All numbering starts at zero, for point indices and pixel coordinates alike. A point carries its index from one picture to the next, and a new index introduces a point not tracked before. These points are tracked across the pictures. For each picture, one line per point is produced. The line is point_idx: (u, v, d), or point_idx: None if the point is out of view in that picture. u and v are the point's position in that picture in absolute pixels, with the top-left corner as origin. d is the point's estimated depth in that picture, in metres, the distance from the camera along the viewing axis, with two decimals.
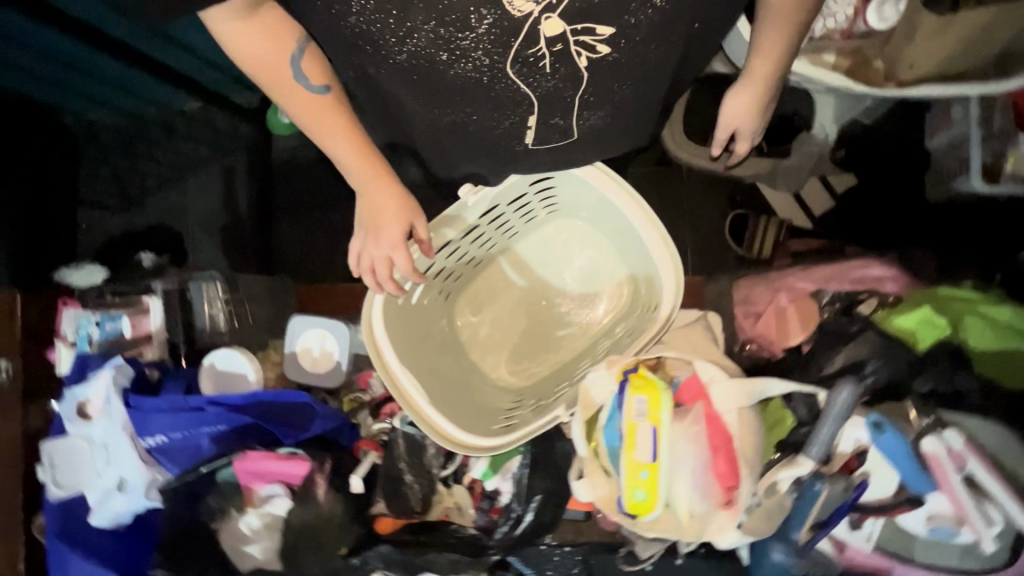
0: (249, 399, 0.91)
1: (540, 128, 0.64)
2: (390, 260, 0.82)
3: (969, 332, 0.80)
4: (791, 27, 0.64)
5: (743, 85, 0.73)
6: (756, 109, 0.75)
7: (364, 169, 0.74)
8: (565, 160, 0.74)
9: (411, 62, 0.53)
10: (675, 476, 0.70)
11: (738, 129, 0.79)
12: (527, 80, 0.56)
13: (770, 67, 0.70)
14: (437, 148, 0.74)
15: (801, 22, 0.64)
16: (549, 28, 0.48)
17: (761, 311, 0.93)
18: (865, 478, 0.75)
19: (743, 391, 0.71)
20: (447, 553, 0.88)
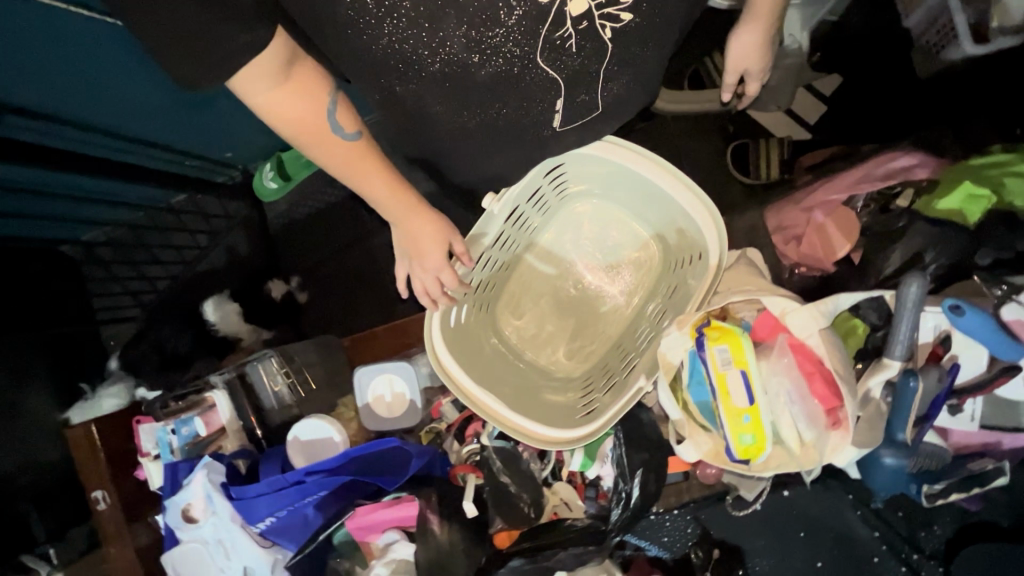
0: (343, 458, 0.92)
1: (568, 109, 0.66)
2: (440, 280, 0.85)
3: (1013, 195, 0.83)
4: None
5: (749, 22, 0.72)
6: (763, 45, 0.75)
7: (398, 202, 0.75)
8: (586, 139, 0.75)
9: (447, 70, 0.57)
10: (777, 412, 0.71)
11: (747, 72, 0.78)
12: (554, 64, 0.58)
13: (773, 1, 0.69)
14: (465, 155, 0.75)
15: None
16: (575, 7, 0.52)
17: (800, 233, 0.94)
18: (955, 362, 0.77)
19: (819, 312, 0.71)
20: (571, 549, 0.91)
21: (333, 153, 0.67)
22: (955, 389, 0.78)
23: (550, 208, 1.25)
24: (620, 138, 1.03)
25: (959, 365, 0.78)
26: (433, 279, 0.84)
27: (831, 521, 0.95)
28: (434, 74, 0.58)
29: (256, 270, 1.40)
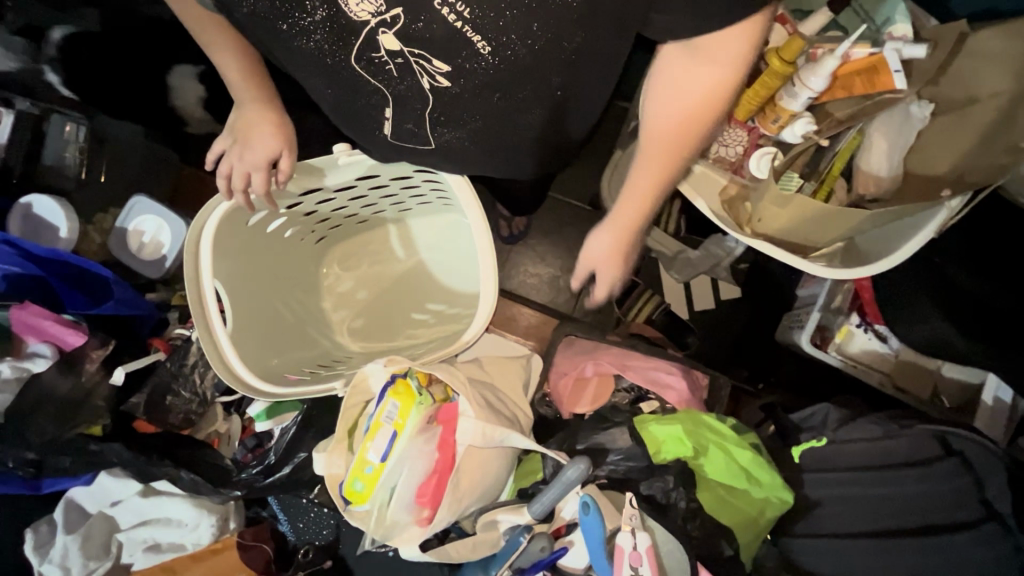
0: (51, 256, 0.86)
1: (396, 125, 0.75)
2: (248, 176, 0.82)
3: (707, 460, 0.89)
4: (661, 179, 0.68)
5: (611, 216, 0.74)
6: (623, 249, 0.77)
7: (246, 88, 0.79)
8: (429, 162, 0.85)
9: (254, 19, 0.63)
10: (394, 484, 0.74)
11: (598, 273, 0.79)
12: (378, 78, 0.66)
13: (635, 216, 0.73)
14: (309, 91, 0.76)
15: (668, 178, 0.68)
16: (387, 41, 0.59)
17: (567, 373, 1.01)
18: (564, 545, 0.83)
19: (485, 434, 0.74)
20: (190, 473, 0.89)
21: (184, 9, 0.72)
22: (556, 565, 0.83)
23: (431, 206, 1.23)
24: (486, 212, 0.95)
25: (568, 549, 0.83)
26: (241, 169, 0.81)
27: None
28: (246, 15, 0.63)
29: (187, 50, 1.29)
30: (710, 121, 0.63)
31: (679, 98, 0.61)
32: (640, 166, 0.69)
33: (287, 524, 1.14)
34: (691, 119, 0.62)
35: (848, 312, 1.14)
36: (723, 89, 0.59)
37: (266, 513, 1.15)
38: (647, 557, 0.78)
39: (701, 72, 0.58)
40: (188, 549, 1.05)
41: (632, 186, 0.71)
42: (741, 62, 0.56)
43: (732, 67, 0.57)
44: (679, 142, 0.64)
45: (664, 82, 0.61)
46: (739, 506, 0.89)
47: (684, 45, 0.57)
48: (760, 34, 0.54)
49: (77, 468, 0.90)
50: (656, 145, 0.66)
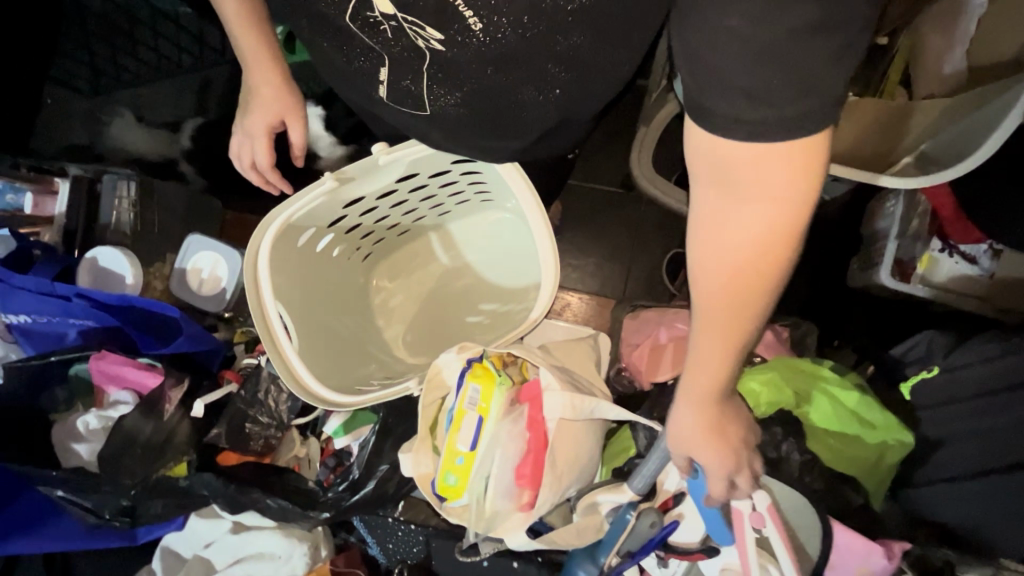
0: (120, 304, 0.88)
1: (394, 85, 0.75)
2: (251, 146, 0.90)
3: (811, 407, 0.83)
4: (734, 338, 0.53)
5: (682, 398, 0.59)
6: (710, 430, 0.60)
7: (259, 64, 0.83)
8: (426, 133, 0.84)
9: None
10: (488, 472, 0.70)
11: (696, 455, 0.63)
12: (372, 37, 0.67)
13: (710, 388, 0.57)
14: (325, 61, 0.79)
15: (743, 337, 0.54)
16: (381, 4, 0.60)
17: (639, 343, 0.97)
18: (675, 519, 0.77)
19: (573, 406, 0.70)
20: (278, 499, 0.89)
21: None
22: (667, 544, 0.78)
23: (469, 206, 1.22)
24: (535, 188, 0.94)
25: (679, 524, 0.78)
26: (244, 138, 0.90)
27: None
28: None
29: (224, 101, 1.33)
30: (773, 272, 0.51)
31: (733, 236, 0.51)
32: (700, 340, 0.55)
33: (376, 546, 1.12)
34: (751, 266, 0.51)
35: (928, 237, 1.06)
36: (788, 222, 0.49)
37: (354, 538, 1.13)
38: (768, 517, 0.72)
39: (753, 205, 0.49)
40: None
41: (696, 364, 0.56)
42: (797, 188, 0.47)
43: (788, 191, 0.48)
44: (743, 295, 0.52)
45: (707, 224, 0.52)
46: (858, 452, 0.81)
47: (720, 175, 0.49)
48: (815, 153, 0.46)
49: (168, 510, 0.91)
50: (715, 309, 0.53)
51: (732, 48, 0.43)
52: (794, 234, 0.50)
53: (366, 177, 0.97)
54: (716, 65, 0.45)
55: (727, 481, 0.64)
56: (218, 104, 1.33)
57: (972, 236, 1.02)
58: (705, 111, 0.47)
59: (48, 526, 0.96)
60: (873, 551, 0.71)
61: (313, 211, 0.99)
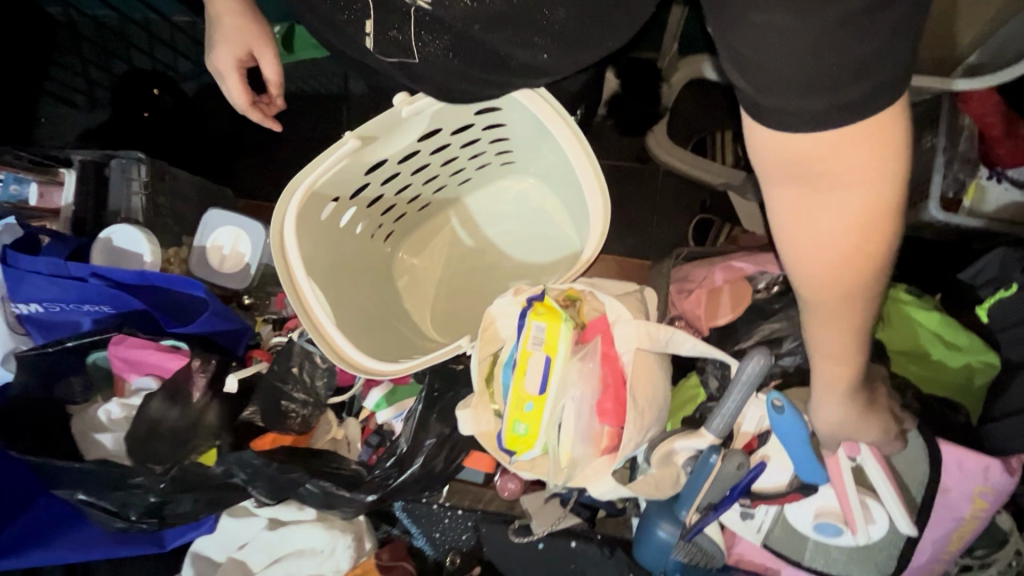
0: (140, 281, 0.82)
1: (379, 35, 0.72)
2: (222, 82, 0.86)
3: (886, 331, 0.79)
4: (861, 322, 0.45)
5: (821, 389, 0.53)
6: (849, 411, 0.55)
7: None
8: (436, 87, 0.80)
9: None
10: (560, 416, 0.65)
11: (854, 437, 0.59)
12: None
13: (847, 372, 0.50)
14: (325, 15, 0.75)
15: (868, 317, 0.45)
16: None
17: (694, 288, 0.90)
18: (762, 460, 0.70)
19: (649, 336, 0.65)
20: (321, 482, 0.82)
21: None
22: (752, 490, 0.71)
23: (490, 171, 1.17)
24: (568, 116, 0.94)
25: (766, 466, 0.71)
26: (213, 72, 0.85)
27: None
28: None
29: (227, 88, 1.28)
30: (890, 245, 0.41)
31: (826, 240, 0.41)
32: (821, 338, 0.48)
33: (423, 537, 1.05)
34: (862, 259, 0.41)
35: (976, 164, 1.02)
36: (891, 193, 0.38)
37: (398, 530, 1.06)
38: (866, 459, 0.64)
39: (844, 193, 0.39)
40: None
41: (827, 362, 0.50)
42: (890, 160, 0.37)
43: (880, 165, 0.37)
44: (863, 284, 0.42)
45: (793, 229, 0.42)
46: (943, 376, 0.77)
47: (790, 174, 0.39)
48: (890, 116, 0.36)
49: (199, 507, 0.84)
50: (830, 308, 0.45)
51: (783, 53, 0.34)
52: (892, 204, 0.39)
53: (392, 132, 0.93)
54: (775, 67, 0.34)
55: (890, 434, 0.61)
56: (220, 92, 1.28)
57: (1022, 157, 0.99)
58: (770, 121, 0.37)
59: (68, 534, 0.89)
60: (989, 469, 0.65)
61: (337, 177, 0.93)
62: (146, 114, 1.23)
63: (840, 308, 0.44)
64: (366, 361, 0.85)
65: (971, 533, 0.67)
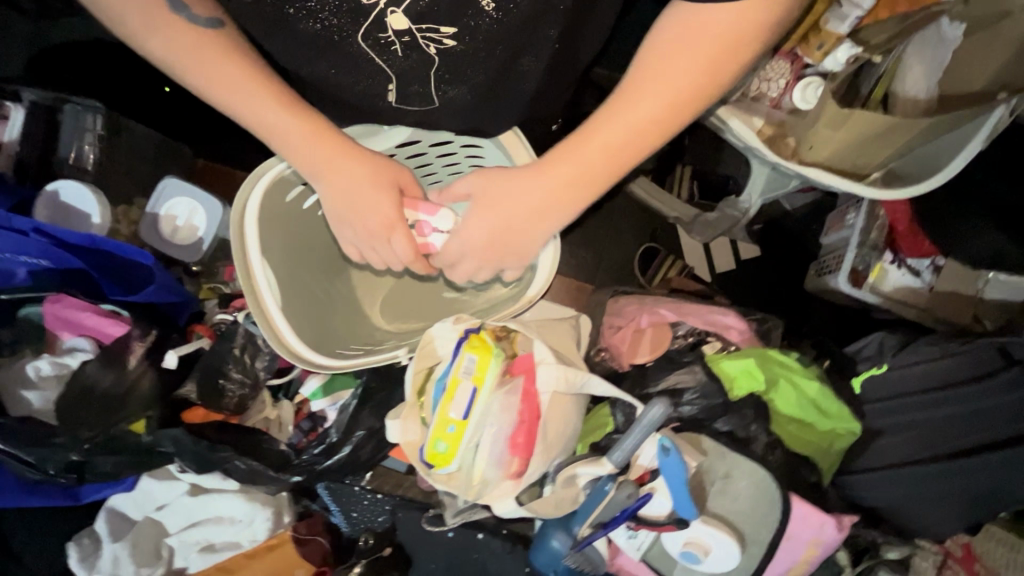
0: (83, 243, 0.81)
1: (401, 91, 0.78)
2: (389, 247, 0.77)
3: (776, 392, 0.88)
4: (607, 165, 0.62)
5: (528, 195, 0.66)
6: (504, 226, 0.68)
7: (324, 149, 0.70)
8: (441, 120, 0.88)
9: (258, 12, 0.64)
10: (479, 439, 0.71)
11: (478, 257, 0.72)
12: (381, 57, 0.70)
13: (565, 196, 0.65)
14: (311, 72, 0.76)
15: (609, 169, 0.63)
16: (396, 22, 0.64)
17: (622, 325, 0.99)
18: (649, 491, 0.80)
19: (565, 378, 0.72)
20: (249, 461, 0.86)
21: (225, 73, 0.65)
22: (637, 516, 0.81)
23: (461, 177, 1.21)
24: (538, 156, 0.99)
25: (653, 496, 0.80)
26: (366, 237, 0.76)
27: None
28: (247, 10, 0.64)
29: None
30: (660, 131, 0.60)
31: (657, 90, 0.57)
32: (585, 159, 0.62)
33: (340, 514, 1.10)
34: (650, 127, 0.59)
35: (883, 249, 1.14)
36: (686, 98, 0.57)
37: (318, 505, 1.10)
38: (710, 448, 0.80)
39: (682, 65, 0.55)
40: (243, 546, 1.01)
41: (566, 185, 0.64)
42: (713, 76, 0.56)
43: (742, 34, 0.52)
44: (629, 138, 0.60)
45: (646, 68, 0.57)
46: (811, 439, 0.88)
47: (686, 26, 0.54)
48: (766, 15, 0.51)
49: (121, 469, 0.86)
50: (603, 136, 0.61)
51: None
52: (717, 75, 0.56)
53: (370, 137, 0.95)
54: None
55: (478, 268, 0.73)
56: None
57: (922, 249, 1.13)
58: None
59: None
60: (825, 524, 0.78)
61: None
62: (168, 89, 1.20)
63: (610, 141, 0.61)
64: (303, 350, 0.86)
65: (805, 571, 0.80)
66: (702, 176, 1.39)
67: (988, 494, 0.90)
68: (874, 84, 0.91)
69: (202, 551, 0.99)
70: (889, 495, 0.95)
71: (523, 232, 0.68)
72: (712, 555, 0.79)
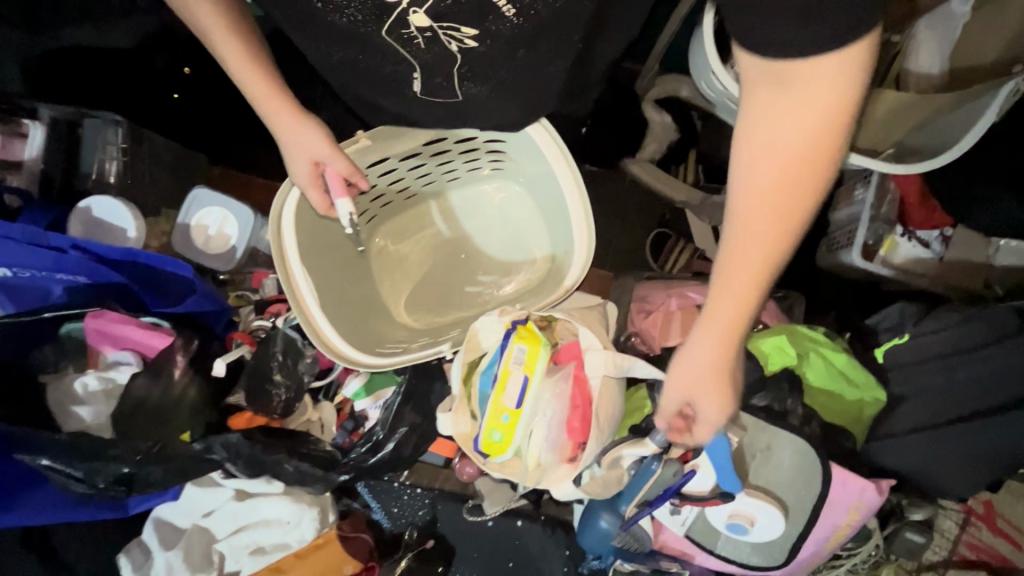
0: (126, 257, 0.81)
1: (426, 81, 0.79)
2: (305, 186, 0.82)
3: (807, 365, 0.91)
4: (768, 259, 0.53)
5: (704, 327, 0.58)
6: (718, 365, 0.60)
7: (273, 97, 0.75)
8: (463, 114, 0.90)
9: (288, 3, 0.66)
10: (533, 426, 0.73)
11: (696, 401, 0.64)
12: (404, 50, 0.72)
13: (739, 311, 0.56)
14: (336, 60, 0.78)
15: (775, 258, 0.53)
16: (418, 20, 0.65)
17: (652, 310, 1.02)
18: (693, 469, 0.82)
19: (614, 362, 0.74)
20: (299, 463, 0.88)
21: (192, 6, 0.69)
22: (682, 492, 0.84)
23: (478, 172, 1.25)
24: (565, 146, 1.05)
25: (696, 473, 0.82)
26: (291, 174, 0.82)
27: (538, 565, 1.13)
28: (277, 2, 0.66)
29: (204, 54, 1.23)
30: (807, 190, 0.50)
31: (773, 158, 0.49)
32: (738, 263, 0.54)
33: (381, 512, 1.13)
34: (791, 192, 0.50)
35: (894, 222, 1.19)
36: (821, 138, 0.48)
37: (358, 504, 1.13)
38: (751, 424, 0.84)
39: (795, 113, 0.47)
40: (292, 546, 1.02)
41: (741, 300, 0.55)
42: (840, 107, 0.46)
43: (841, 83, 0.45)
44: (781, 215, 0.51)
45: (751, 146, 0.50)
46: (841, 407, 0.92)
47: (769, 81, 0.47)
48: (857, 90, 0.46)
49: (172, 479, 0.87)
50: (751, 230, 0.52)
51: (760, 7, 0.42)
52: (820, 165, 0.49)
53: (405, 135, 1.02)
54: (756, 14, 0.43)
55: (711, 425, 0.66)
56: (196, 57, 1.22)
57: (931, 222, 1.17)
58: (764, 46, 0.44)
59: (34, 500, 0.89)
60: (866, 488, 0.81)
61: None
62: (176, 96, 1.23)
63: (759, 232, 0.52)
64: (345, 348, 0.86)
65: (845, 535, 0.84)
66: (709, 161, 1.42)
67: (1007, 451, 0.95)
68: (889, 61, 0.99)
69: (252, 555, 1.00)
70: (913, 458, 0.99)
71: (721, 366, 0.59)
72: (757, 525, 0.82)
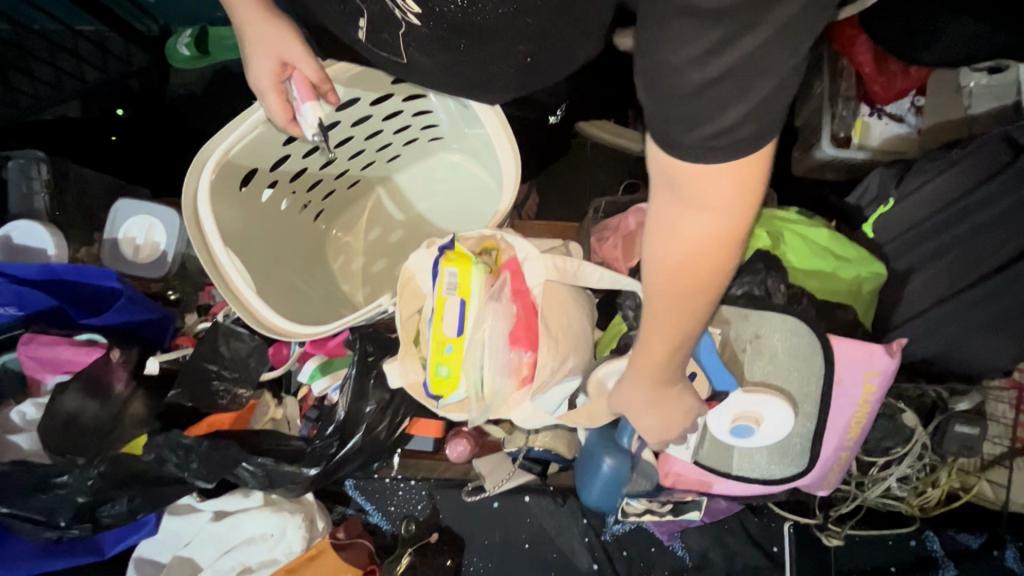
0: (46, 274, 0.78)
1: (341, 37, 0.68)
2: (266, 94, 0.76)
3: (786, 246, 0.83)
4: (680, 332, 0.47)
5: (632, 373, 0.54)
6: (658, 403, 0.56)
7: None
8: None
9: None
10: (479, 352, 0.68)
11: (635, 420, 0.60)
12: None
13: (661, 369, 0.51)
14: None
15: (692, 330, 0.47)
16: None
17: (611, 235, 0.95)
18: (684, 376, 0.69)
19: (555, 267, 0.69)
20: (260, 458, 0.82)
21: None
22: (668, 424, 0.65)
23: (417, 147, 1.17)
24: None
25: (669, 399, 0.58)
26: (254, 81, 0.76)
27: (557, 542, 1.02)
28: None
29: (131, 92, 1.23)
30: (723, 268, 0.42)
31: (680, 248, 0.40)
32: (652, 331, 0.48)
33: (378, 513, 1.05)
34: (705, 276, 0.42)
35: (857, 103, 1.10)
36: (736, 224, 0.39)
37: (352, 510, 1.05)
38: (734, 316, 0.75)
39: (696, 213, 0.38)
40: (280, 561, 0.93)
41: (657, 362, 0.50)
42: (754, 197, 0.37)
43: (751, 172, 0.36)
44: (693, 295, 0.43)
45: (658, 226, 0.41)
46: (833, 284, 0.82)
47: (663, 175, 0.38)
48: (763, 190, 0.38)
49: (133, 505, 0.81)
50: (661, 308, 0.45)
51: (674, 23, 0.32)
52: (723, 266, 0.41)
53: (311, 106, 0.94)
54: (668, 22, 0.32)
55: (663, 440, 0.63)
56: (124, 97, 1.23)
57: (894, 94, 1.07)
58: (666, 141, 0.35)
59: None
60: (874, 354, 0.73)
61: (253, 148, 0.91)
62: (113, 137, 1.20)
63: (669, 312, 0.45)
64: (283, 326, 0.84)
65: (867, 417, 0.75)
66: None
67: None
68: None
69: None
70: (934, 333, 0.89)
71: (657, 407, 0.57)
72: (764, 423, 0.72)
